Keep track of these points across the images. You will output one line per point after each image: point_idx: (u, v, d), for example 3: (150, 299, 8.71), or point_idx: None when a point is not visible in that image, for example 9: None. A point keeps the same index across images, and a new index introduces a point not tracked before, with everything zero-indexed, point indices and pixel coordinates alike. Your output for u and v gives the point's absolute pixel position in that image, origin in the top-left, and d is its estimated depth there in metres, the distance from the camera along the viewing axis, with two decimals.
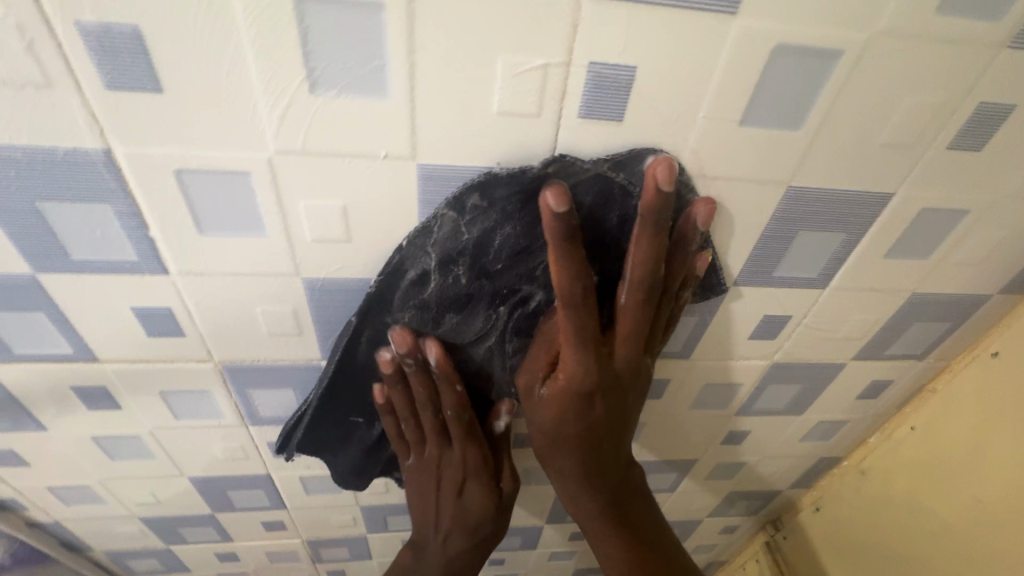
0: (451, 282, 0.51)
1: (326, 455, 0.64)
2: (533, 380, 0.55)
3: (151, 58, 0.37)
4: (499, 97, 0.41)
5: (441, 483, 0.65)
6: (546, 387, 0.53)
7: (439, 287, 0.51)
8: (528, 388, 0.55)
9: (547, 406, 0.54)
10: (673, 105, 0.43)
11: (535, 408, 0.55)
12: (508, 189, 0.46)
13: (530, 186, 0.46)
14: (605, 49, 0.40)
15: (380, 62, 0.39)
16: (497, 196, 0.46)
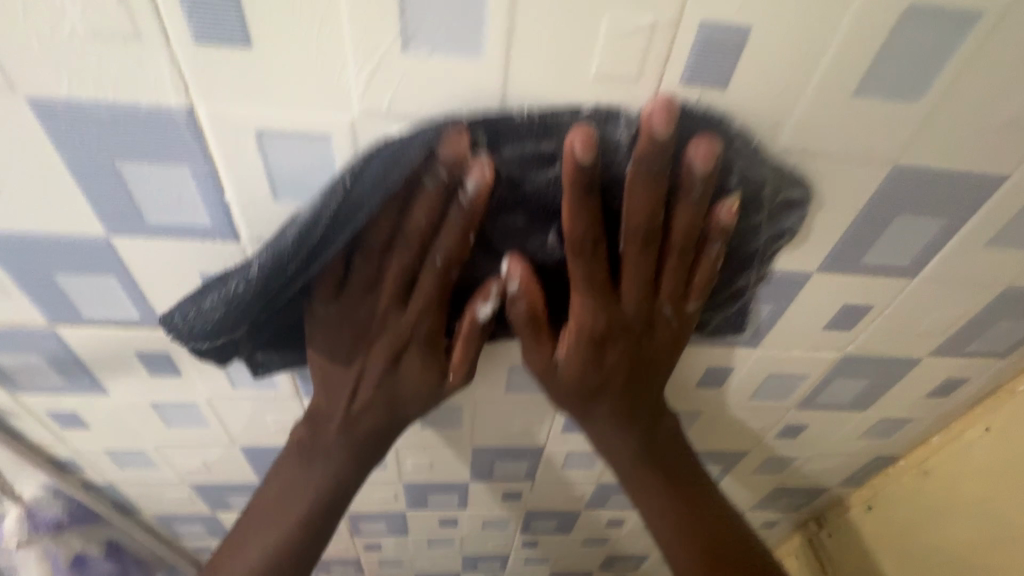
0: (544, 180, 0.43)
1: (219, 327, 0.47)
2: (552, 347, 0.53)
3: (243, 9, 0.35)
4: (600, 59, 0.39)
5: (374, 349, 0.53)
6: (561, 354, 0.53)
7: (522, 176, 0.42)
8: (544, 362, 0.54)
9: (567, 370, 0.54)
10: (784, 72, 0.40)
11: (553, 375, 0.55)
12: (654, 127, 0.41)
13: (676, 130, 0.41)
14: (720, 7, 0.37)
15: (478, 18, 0.36)
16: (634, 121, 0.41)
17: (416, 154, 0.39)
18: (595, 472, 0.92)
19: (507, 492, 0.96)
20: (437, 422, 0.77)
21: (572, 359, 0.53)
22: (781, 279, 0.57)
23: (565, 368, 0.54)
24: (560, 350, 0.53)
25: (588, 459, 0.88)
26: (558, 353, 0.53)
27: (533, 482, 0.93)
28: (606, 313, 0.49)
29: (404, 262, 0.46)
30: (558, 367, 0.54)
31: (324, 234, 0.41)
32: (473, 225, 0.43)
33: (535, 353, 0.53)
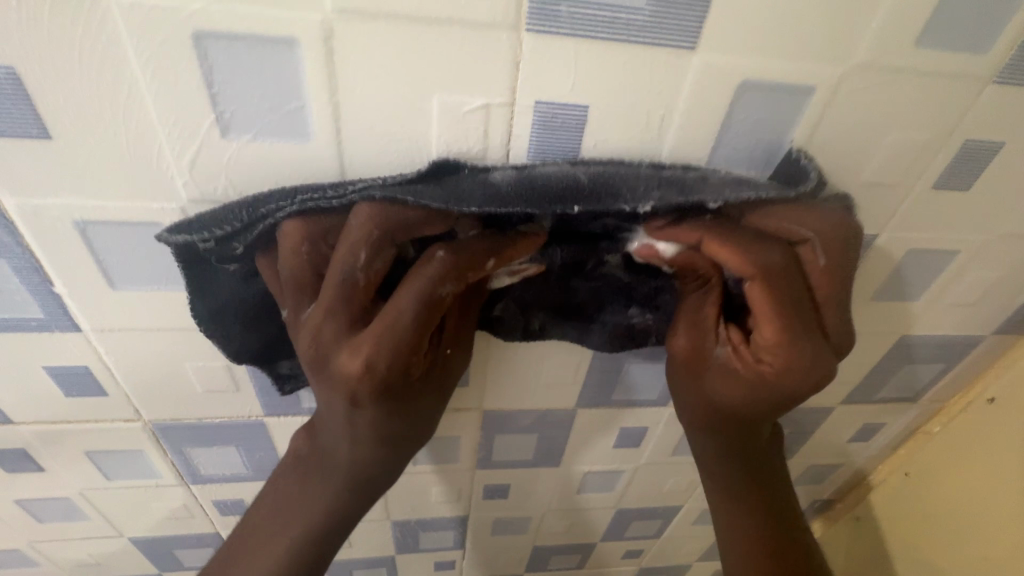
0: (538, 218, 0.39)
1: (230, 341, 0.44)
2: (697, 340, 0.46)
3: (34, 101, 0.32)
4: (437, 140, 0.37)
5: (378, 316, 0.36)
6: (723, 350, 0.45)
7: (506, 178, 0.37)
8: (697, 350, 0.47)
9: (731, 375, 0.45)
10: (633, 147, 0.39)
11: (711, 373, 0.47)
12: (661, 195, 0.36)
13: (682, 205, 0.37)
14: (552, 88, 0.36)
15: (300, 103, 0.34)
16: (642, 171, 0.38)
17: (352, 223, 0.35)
18: (529, 537, 0.87)
19: (438, 563, 0.90)
20: None
21: (746, 362, 0.44)
22: None
23: (730, 370, 0.45)
24: (721, 345, 0.45)
25: (518, 524, 0.83)
26: (718, 347, 0.45)
27: (465, 551, 0.88)
28: (786, 337, 0.40)
29: (422, 282, 0.36)
30: (720, 365, 0.46)
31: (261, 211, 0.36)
32: (444, 285, 0.36)
33: (684, 335, 0.47)
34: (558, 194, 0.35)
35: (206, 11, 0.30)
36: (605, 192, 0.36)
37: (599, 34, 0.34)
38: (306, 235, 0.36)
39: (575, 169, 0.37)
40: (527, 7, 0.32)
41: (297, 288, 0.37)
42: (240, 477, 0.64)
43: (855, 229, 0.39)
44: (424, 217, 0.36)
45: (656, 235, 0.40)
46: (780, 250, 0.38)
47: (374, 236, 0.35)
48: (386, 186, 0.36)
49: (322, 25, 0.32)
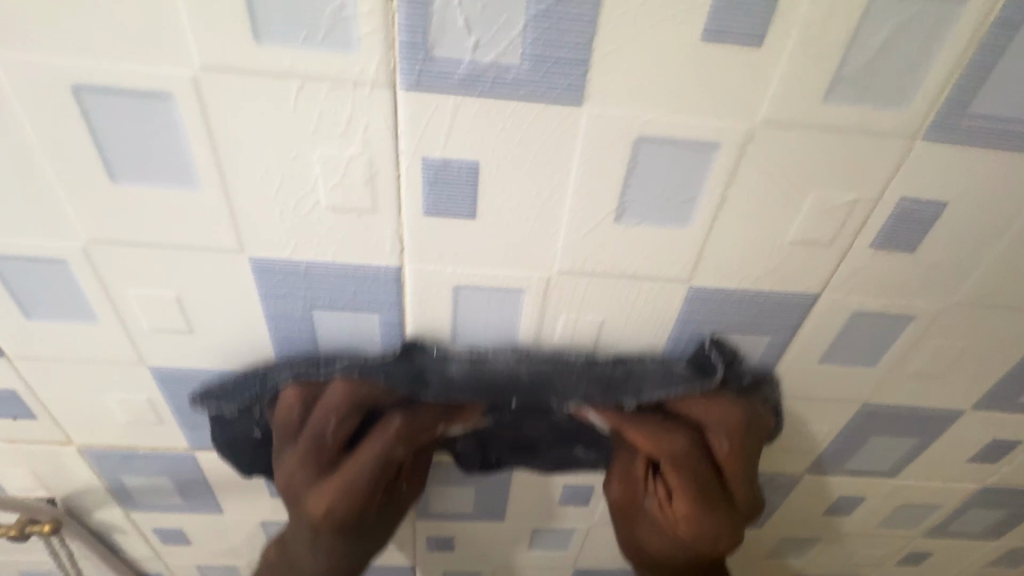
0: (489, 368, 0.46)
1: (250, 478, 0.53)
2: (634, 493, 0.47)
3: (477, 189, 0.37)
4: (796, 229, 0.40)
5: (337, 473, 0.42)
6: (651, 501, 0.46)
7: (457, 370, 0.46)
8: (627, 501, 0.48)
9: (659, 529, 0.45)
10: (970, 239, 0.42)
11: (639, 525, 0.47)
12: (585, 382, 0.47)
13: (606, 377, 0.47)
14: (919, 188, 0.39)
15: (691, 197, 0.38)
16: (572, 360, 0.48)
17: (294, 398, 0.44)
18: None
19: None
20: (544, 544, 0.73)
21: (666, 517, 0.45)
22: (930, 416, 0.56)
23: (657, 525, 0.45)
24: (650, 498, 0.46)
25: None
26: (648, 499, 0.46)
27: None
28: (710, 500, 0.43)
29: (376, 450, 0.42)
30: (647, 517, 0.46)
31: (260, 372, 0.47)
32: (393, 459, 0.43)
33: (617, 487, 0.48)
34: (491, 390, 0.47)
35: (654, 121, 0.35)
36: (537, 389, 0.47)
37: (988, 142, 0.36)
38: (300, 399, 0.44)
39: (518, 364, 0.47)
40: (933, 119, 0.35)
41: (281, 438, 0.44)
42: (464, 514, 0.68)
43: (745, 417, 0.46)
44: (382, 394, 0.44)
45: (591, 409, 0.47)
46: (687, 439, 0.44)
47: (342, 408, 0.43)
48: (356, 370, 0.45)
49: (746, 133, 0.35)
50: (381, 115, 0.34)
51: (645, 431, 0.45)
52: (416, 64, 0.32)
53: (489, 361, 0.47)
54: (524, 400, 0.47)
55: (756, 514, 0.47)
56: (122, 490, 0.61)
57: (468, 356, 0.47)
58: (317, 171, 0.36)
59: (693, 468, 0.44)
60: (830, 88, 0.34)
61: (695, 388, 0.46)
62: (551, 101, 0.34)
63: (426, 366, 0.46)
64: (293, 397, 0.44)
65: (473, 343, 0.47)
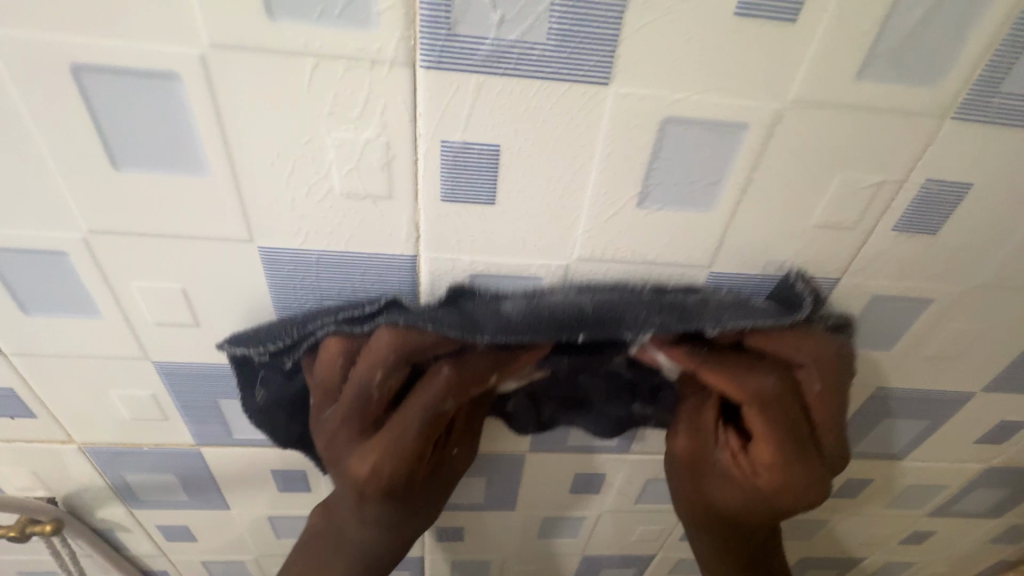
0: (523, 300, 0.41)
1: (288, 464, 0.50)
2: (701, 442, 0.46)
3: (497, 173, 0.36)
4: (821, 212, 0.40)
5: (384, 430, 0.39)
6: (723, 453, 0.45)
7: (519, 304, 0.40)
8: (698, 452, 0.46)
9: (728, 477, 0.44)
10: (994, 221, 0.41)
11: (709, 476, 0.46)
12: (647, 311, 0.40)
13: (674, 308, 0.40)
14: (947, 169, 0.38)
15: (717, 179, 0.37)
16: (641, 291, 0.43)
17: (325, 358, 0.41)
18: None
19: None
20: (554, 532, 0.73)
21: (739, 468, 0.43)
22: (941, 398, 0.56)
23: (729, 475, 0.44)
24: (721, 448, 0.45)
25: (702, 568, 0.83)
26: (718, 449, 0.45)
27: None
28: (796, 462, 0.40)
29: (430, 395, 0.39)
30: (716, 471, 0.45)
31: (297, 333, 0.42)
32: (448, 400, 0.39)
33: (684, 436, 0.47)
34: (566, 323, 0.39)
35: (683, 100, 0.33)
36: (610, 322, 0.40)
37: (1017, 121, 0.36)
38: (343, 352, 0.40)
39: (582, 296, 0.40)
40: (964, 97, 0.35)
41: (318, 400, 0.41)
42: (476, 504, 0.67)
43: (845, 361, 0.41)
44: (433, 343, 0.39)
45: (657, 350, 0.42)
46: (779, 380, 0.40)
47: (388, 359, 0.38)
48: (403, 317, 0.40)
49: (775, 113, 0.34)
50: (398, 95, 0.32)
51: (726, 372, 0.40)
52: (438, 40, 0.30)
53: (549, 296, 0.41)
54: (594, 334, 0.39)
55: (846, 459, 0.43)
56: (125, 488, 0.60)
57: (519, 306, 0.40)
58: (330, 155, 0.35)
59: (781, 432, 0.39)
60: (864, 65, 0.33)
61: (773, 317, 0.40)
62: (575, 81, 0.32)
63: (480, 312, 0.40)
64: (325, 355, 0.41)
65: (528, 285, 0.43)
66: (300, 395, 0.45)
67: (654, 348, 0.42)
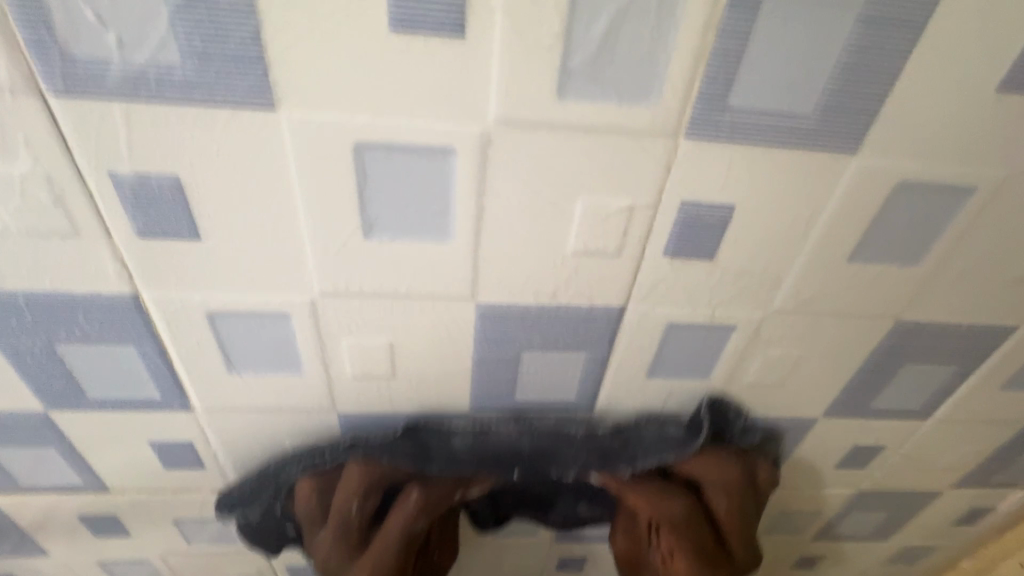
0: (501, 434, 0.47)
1: (260, 546, 0.51)
2: (636, 546, 0.50)
3: (189, 207, 0.33)
4: (575, 239, 0.36)
5: (365, 555, 0.43)
6: (655, 554, 0.48)
7: (465, 426, 0.47)
8: (630, 556, 0.51)
9: None
10: (774, 244, 0.38)
11: (644, 575, 0.50)
12: (581, 451, 0.47)
13: (603, 446, 0.47)
14: (700, 189, 0.35)
15: (444, 208, 0.34)
16: (568, 431, 0.48)
17: (302, 505, 0.46)
18: None
19: None
20: None
21: (670, 571, 0.46)
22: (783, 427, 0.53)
23: None
24: (653, 549, 0.48)
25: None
26: (651, 550, 0.49)
27: None
28: (716, 567, 0.45)
29: (400, 524, 0.43)
30: (651, 567, 0.49)
31: (276, 471, 0.48)
32: (416, 531, 0.44)
33: (623, 540, 0.51)
34: (499, 463, 0.47)
35: (369, 124, 0.30)
36: (539, 461, 0.48)
37: (761, 138, 0.33)
38: (313, 491, 0.45)
39: (519, 437, 0.47)
40: (690, 115, 0.31)
41: (308, 522, 0.45)
42: None
43: (745, 480, 0.47)
44: (392, 471, 0.45)
45: (601, 475, 0.47)
46: (686, 502, 0.46)
47: (360, 489, 0.44)
48: (365, 449, 0.45)
49: (481, 136, 0.31)
50: (38, 127, 0.29)
51: (651, 501, 0.46)
52: (55, 67, 0.27)
53: (491, 431, 0.47)
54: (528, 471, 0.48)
55: (761, 556, 0.49)
56: None
57: (469, 424, 0.47)
58: None
59: (699, 541, 0.45)
60: (561, 83, 0.30)
61: (678, 456, 0.47)
62: (240, 105, 0.29)
63: (432, 442, 0.46)
64: (304, 499, 0.46)
65: (472, 414, 0.48)
66: (266, 504, 0.48)
67: (600, 475, 0.47)
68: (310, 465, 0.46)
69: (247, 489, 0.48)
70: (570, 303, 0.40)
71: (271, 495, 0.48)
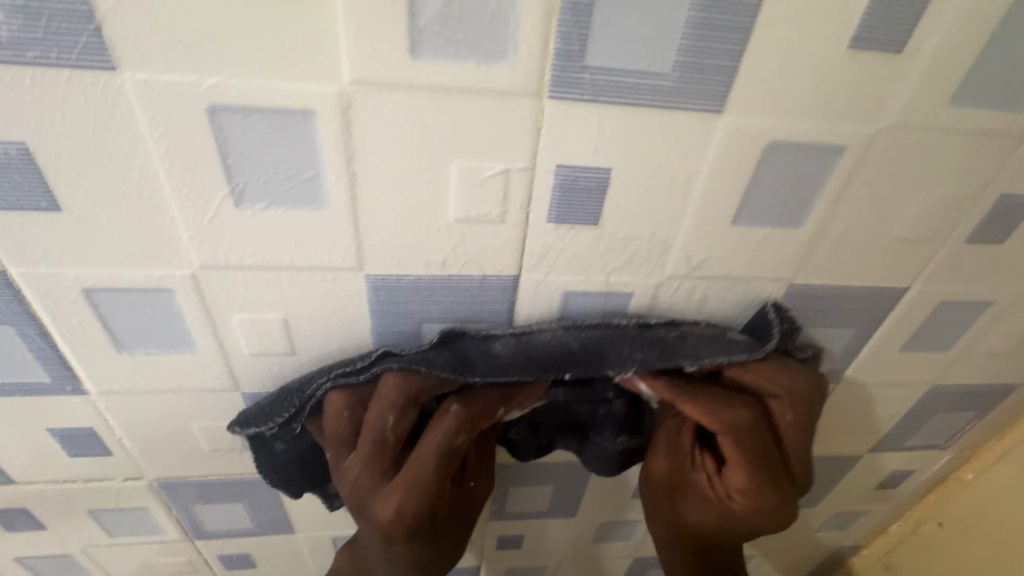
0: (547, 333, 0.42)
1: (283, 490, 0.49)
2: (675, 464, 0.45)
3: (44, 176, 0.32)
4: (455, 205, 0.36)
5: (398, 475, 0.39)
6: (699, 475, 0.44)
7: (507, 344, 0.42)
8: (673, 476, 0.45)
9: (704, 500, 0.44)
10: (655, 209, 0.38)
11: (687, 497, 0.45)
12: (636, 350, 0.42)
13: (663, 344, 0.42)
14: (573, 153, 0.35)
15: (314, 173, 0.34)
16: (614, 323, 0.43)
17: (327, 419, 0.42)
18: None
19: None
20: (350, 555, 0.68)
21: (717, 492, 0.43)
22: None
23: (705, 497, 0.44)
24: (698, 472, 0.44)
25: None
26: (695, 473, 0.44)
27: None
28: (767, 481, 0.41)
29: (436, 442, 0.39)
30: (695, 491, 0.44)
31: (286, 410, 0.43)
32: (453, 461, 0.40)
33: (662, 459, 0.46)
34: (545, 368, 0.42)
35: (221, 84, 0.30)
36: (592, 363, 0.42)
37: (625, 98, 0.33)
38: (346, 405, 0.41)
39: (568, 336, 0.42)
40: (550, 75, 0.31)
41: (337, 450, 0.42)
42: (246, 531, 0.62)
43: (813, 389, 0.43)
44: (436, 383, 0.40)
45: (640, 379, 0.43)
46: (750, 412, 0.41)
47: (395, 402, 0.39)
48: (410, 360, 0.40)
49: (339, 98, 0.31)
50: None
51: (706, 402, 0.41)
52: None
53: (535, 336, 0.42)
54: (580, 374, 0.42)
55: (812, 483, 0.45)
56: None
57: (513, 335, 0.43)
58: None
59: (755, 447, 0.41)
60: (413, 41, 0.29)
61: (741, 355, 0.42)
62: (78, 65, 0.28)
63: (467, 343, 0.42)
64: (329, 413, 0.41)
65: (516, 326, 0.43)
66: (284, 421, 0.43)
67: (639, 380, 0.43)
68: (341, 378, 0.41)
69: (265, 404, 0.44)
70: (462, 272, 0.40)
71: (285, 413, 0.43)
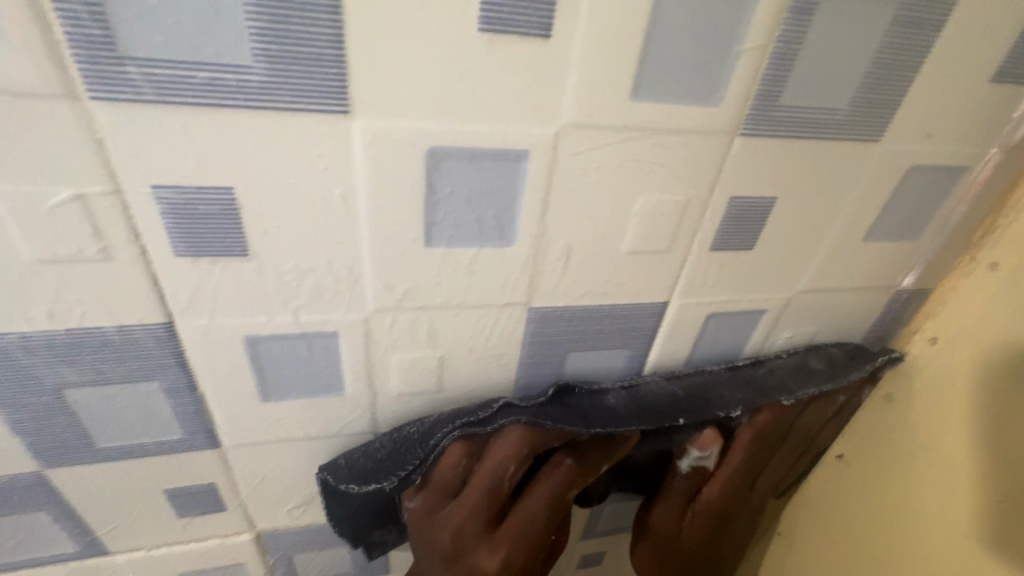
0: (657, 382, 0.45)
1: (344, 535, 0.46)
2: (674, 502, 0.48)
3: None
4: (27, 243, 0.28)
5: (507, 525, 0.40)
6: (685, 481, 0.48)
7: (651, 386, 0.45)
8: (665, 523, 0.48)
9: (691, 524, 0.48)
10: (317, 232, 0.31)
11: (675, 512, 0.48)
12: (733, 390, 0.45)
13: (760, 389, 0.46)
14: (168, 171, 0.27)
15: None
16: (742, 369, 0.47)
17: (432, 475, 0.41)
18: None
19: None
20: None
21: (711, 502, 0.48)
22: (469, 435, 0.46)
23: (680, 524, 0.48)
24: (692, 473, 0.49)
25: None
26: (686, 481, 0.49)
27: None
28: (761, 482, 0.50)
29: (552, 484, 0.41)
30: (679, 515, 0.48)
31: (410, 445, 0.41)
32: (579, 479, 0.42)
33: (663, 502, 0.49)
34: (659, 417, 0.43)
35: None
36: (697, 406, 0.44)
37: (206, 98, 0.25)
38: (466, 454, 0.40)
39: (671, 385, 0.45)
40: (77, 69, 0.24)
41: (436, 501, 0.41)
42: None
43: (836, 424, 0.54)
44: (551, 436, 0.41)
45: (755, 416, 0.46)
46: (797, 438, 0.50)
47: (520, 454, 0.40)
48: (537, 416, 0.40)
49: None
50: None
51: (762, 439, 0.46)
52: None
53: (649, 391, 0.44)
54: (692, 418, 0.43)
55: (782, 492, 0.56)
56: None
57: (634, 394, 0.44)
58: None
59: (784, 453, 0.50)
60: None
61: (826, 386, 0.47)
62: None
63: (586, 399, 0.43)
64: (446, 461, 0.40)
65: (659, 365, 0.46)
66: (405, 473, 0.40)
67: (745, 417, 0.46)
68: (454, 434, 0.40)
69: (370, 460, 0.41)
70: (89, 325, 0.32)
71: (391, 471, 0.40)
